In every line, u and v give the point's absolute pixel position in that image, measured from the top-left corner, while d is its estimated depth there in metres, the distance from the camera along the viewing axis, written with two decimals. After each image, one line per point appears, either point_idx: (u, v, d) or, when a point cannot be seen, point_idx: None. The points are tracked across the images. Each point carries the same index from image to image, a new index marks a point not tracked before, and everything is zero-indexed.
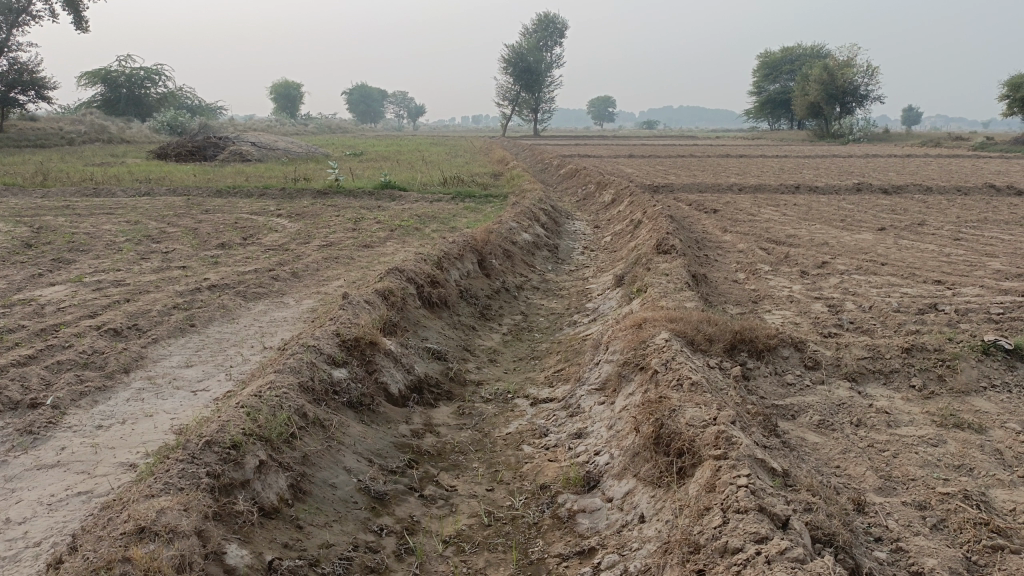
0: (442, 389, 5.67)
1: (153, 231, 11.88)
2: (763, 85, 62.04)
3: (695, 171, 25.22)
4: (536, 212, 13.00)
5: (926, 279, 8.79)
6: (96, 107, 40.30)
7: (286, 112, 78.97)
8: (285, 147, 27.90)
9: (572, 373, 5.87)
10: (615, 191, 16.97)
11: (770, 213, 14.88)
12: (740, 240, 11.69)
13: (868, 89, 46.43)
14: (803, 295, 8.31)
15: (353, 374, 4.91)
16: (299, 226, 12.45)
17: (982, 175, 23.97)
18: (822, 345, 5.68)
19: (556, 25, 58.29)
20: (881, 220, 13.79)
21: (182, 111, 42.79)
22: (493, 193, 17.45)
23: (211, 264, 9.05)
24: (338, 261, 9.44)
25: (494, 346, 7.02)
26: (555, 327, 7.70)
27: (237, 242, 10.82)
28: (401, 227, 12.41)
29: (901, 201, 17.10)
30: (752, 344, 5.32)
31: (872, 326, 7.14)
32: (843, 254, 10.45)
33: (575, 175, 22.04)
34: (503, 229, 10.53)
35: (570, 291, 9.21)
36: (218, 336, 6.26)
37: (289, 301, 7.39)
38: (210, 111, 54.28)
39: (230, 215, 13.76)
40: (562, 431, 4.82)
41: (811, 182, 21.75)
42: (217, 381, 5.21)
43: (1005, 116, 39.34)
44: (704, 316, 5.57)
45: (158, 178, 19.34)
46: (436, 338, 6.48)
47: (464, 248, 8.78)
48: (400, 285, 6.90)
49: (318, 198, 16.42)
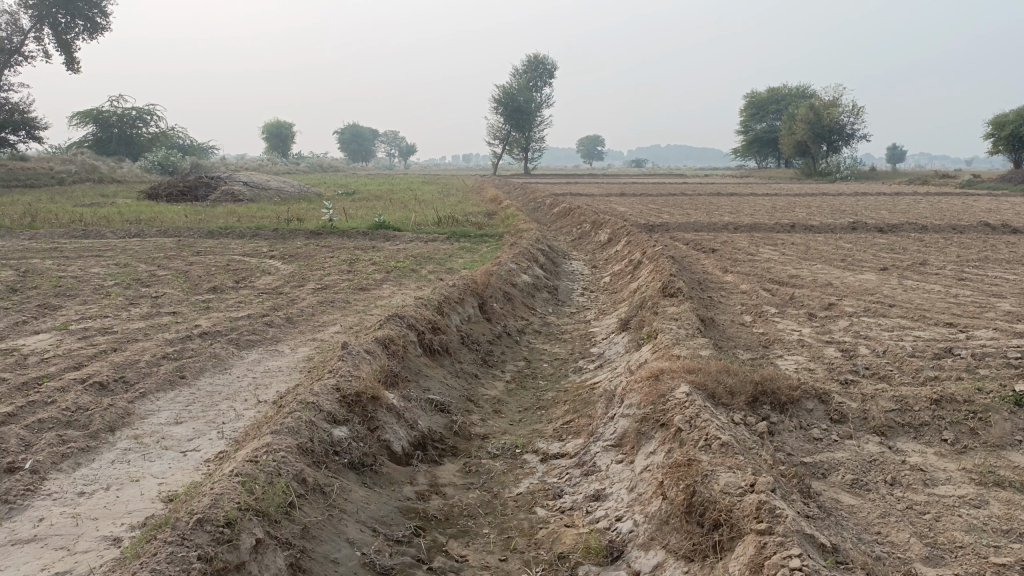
0: (446, 444, 5.36)
1: (143, 274, 11.60)
2: (751, 124, 62.71)
3: (688, 209, 25.20)
4: (534, 253, 12.80)
5: (938, 322, 8.59)
6: (87, 147, 40.21)
7: (277, 152, 79.28)
8: (276, 186, 27.75)
9: (582, 426, 5.57)
10: (611, 230, 16.82)
11: (769, 252, 14.74)
12: (743, 280, 11.49)
13: (854, 127, 46.95)
14: (814, 339, 8.08)
15: (354, 432, 4.61)
16: (292, 268, 12.19)
17: (974, 213, 24.03)
18: (846, 396, 5.43)
19: (546, 66, 58.80)
20: (881, 260, 13.66)
21: (173, 151, 42.73)
22: (488, 233, 17.26)
23: (202, 310, 8.76)
24: (334, 305, 9.17)
25: (498, 396, 6.72)
26: (560, 374, 7.42)
27: (229, 285, 10.54)
28: (397, 268, 12.16)
29: (898, 239, 17.01)
30: (774, 396, 5.06)
31: (889, 372, 6.90)
32: (849, 295, 10.26)
33: (569, 214, 21.93)
34: (502, 271, 10.30)
35: (573, 335, 8.94)
36: (210, 389, 5.96)
37: (284, 349, 7.09)
38: (201, 151, 54.28)
39: (221, 257, 13.50)
40: (578, 492, 4.51)
41: (805, 220, 21.72)
42: (208, 440, 4.89)
43: (990, 154, 39.75)
44: (722, 366, 5.31)
45: (148, 219, 19.10)
46: (438, 389, 6.18)
47: (464, 292, 8.52)
48: (400, 332, 6.61)
49: (310, 239, 16.20)
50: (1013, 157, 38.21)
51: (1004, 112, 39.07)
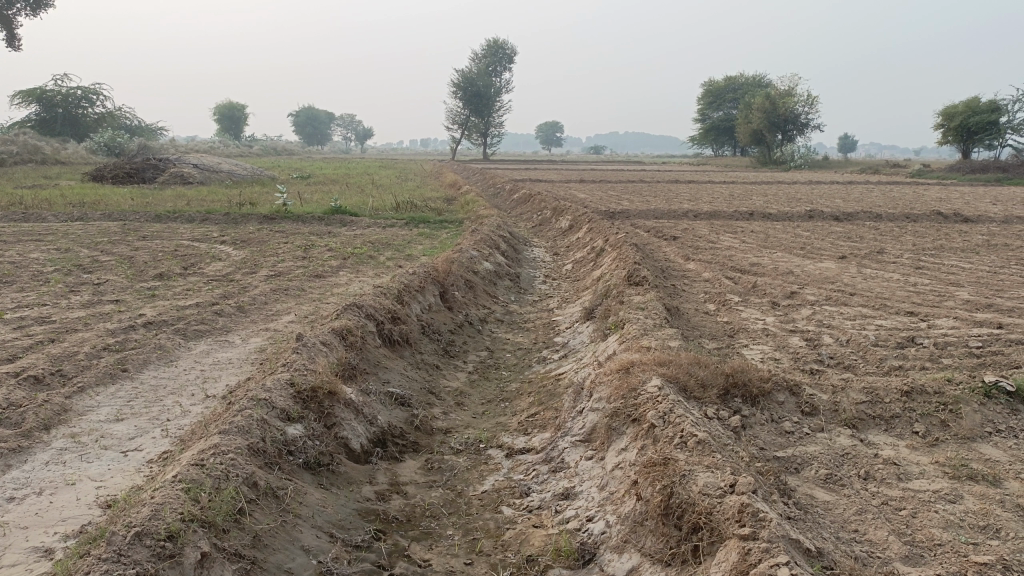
0: (407, 440, 5.12)
1: (85, 260, 11.05)
2: (708, 112, 63.14)
3: (647, 197, 25.18)
4: (495, 240, 12.55)
5: (899, 311, 8.61)
6: (30, 127, 38.58)
7: (230, 134, 77.44)
8: (228, 170, 26.95)
9: (549, 420, 5.38)
10: (572, 217, 16.65)
11: (729, 240, 14.73)
12: (705, 268, 11.43)
13: (808, 117, 47.56)
14: (778, 328, 8.02)
15: (310, 430, 4.35)
16: (245, 254, 11.75)
17: (925, 202, 24.48)
18: (817, 388, 5.33)
19: (505, 51, 58.13)
20: (840, 248, 13.73)
21: (120, 132, 41.28)
22: (447, 219, 16.95)
23: (148, 298, 8.34)
24: (288, 293, 8.82)
25: (460, 388, 6.50)
26: (523, 364, 7.22)
27: (178, 272, 10.09)
28: (354, 255, 11.81)
29: (854, 228, 17.19)
30: (745, 388, 4.93)
31: (855, 362, 6.85)
32: (810, 283, 10.25)
33: (530, 200, 21.69)
34: (463, 258, 10.05)
35: (536, 324, 8.75)
36: (154, 383, 5.61)
37: (235, 340, 6.76)
38: (150, 132, 52.59)
39: (169, 242, 12.96)
40: (546, 490, 4.33)
41: (762, 208, 21.85)
42: (151, 439, 4.58)
43: (939, 145, 40.66)
44: (692, 357, 5.16)
45: (92, 202, 18.32)
46: (398, 381, 5.94)
47: (425, 280, 8.26)
48: (358, 323, 6.34)
49: (264, 224, 15.69)
50: (960, 148, 39.15)
51: (952, 103, 39.91)
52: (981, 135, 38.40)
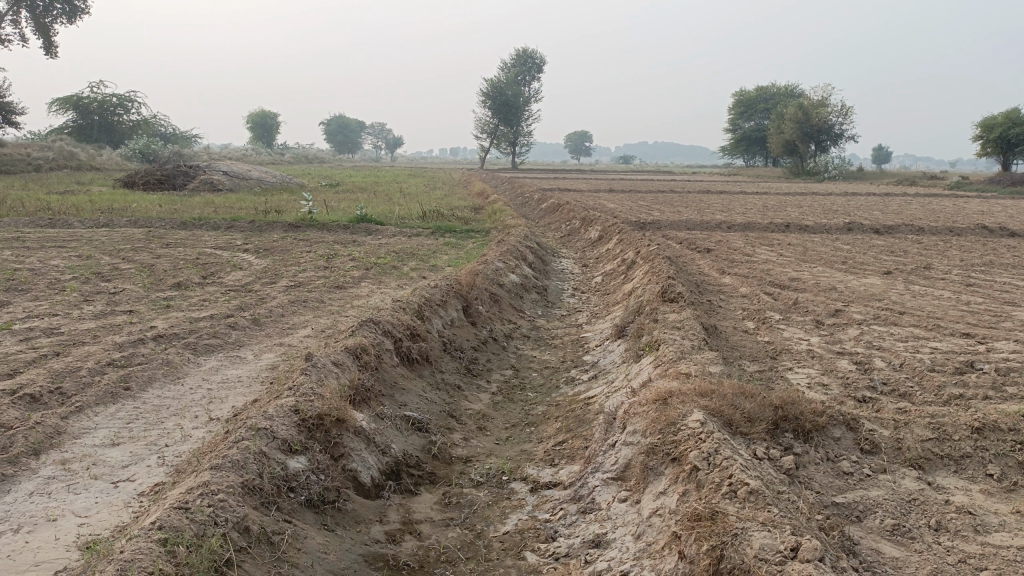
0: (423, 471, 4.71)
1: (104, 267, 10.85)
2: (739, 122, 62.20)
3: (679, 207, 24.63)
4: (522, 251, 12.16)
5: (953, 332, 8.04)
6: (67, 134, 39.07)
7: (262, 141, 78.09)
8: (257, 177, 26.92)
9: (577, 451, 4.94)
10: (601, 227, 16.20)
11: (766, 253, 14.19)
12: (742, 283, 10.91)
13: (843, 127, 46.59)
14: (824, 349, 7.50)
15: (314, 462, 3.95)
16: (266, 263, 11.48)
17: (968, 215, 23.62)
18: (875, 422, 4.82)
19: (534, 61, 58.03)
20: (884, 263, 13.10)
21: (154, 138, 41.67)
22: (474, 228, 16.60)
23: (162, 308, 8.06)
24: (306, 304, 8.50)
25: (483, 410, 6.08)
26: (550, 385, 6.78)
27: (196, 281, 9.81)
28: (377, 265, 11.48)
29: (896, 241, 16.51)
30: (797, 422, 4.43)
31: (910, 389, 6.32)
32: (856, 301, 9.68)
33: (559, 209, 21.26)
34: (489, 270, 9.66)
35: (565, 341, 8.31)
36: (157, 403, 5.27)
37: (246, 356, 6.41)
38: (184, 139, 53.10)
39: (191, 250, 12.75)
40: (574, 535, 3.88)
41: (798, 220, 21.20)
42: (145, 469, 4.22)
43: (979, 156, 39.51)
44: (737, 386, 4.69)
45: (120, 209, 18.26)
46: (415, 404, 5.54)
47: (447, 294, 7.87)
48: (374, 340, 5.96)
49: (288, 232, 15.48)
50: (1001, 160, 38.02)
51: (993, 113, 38.75)
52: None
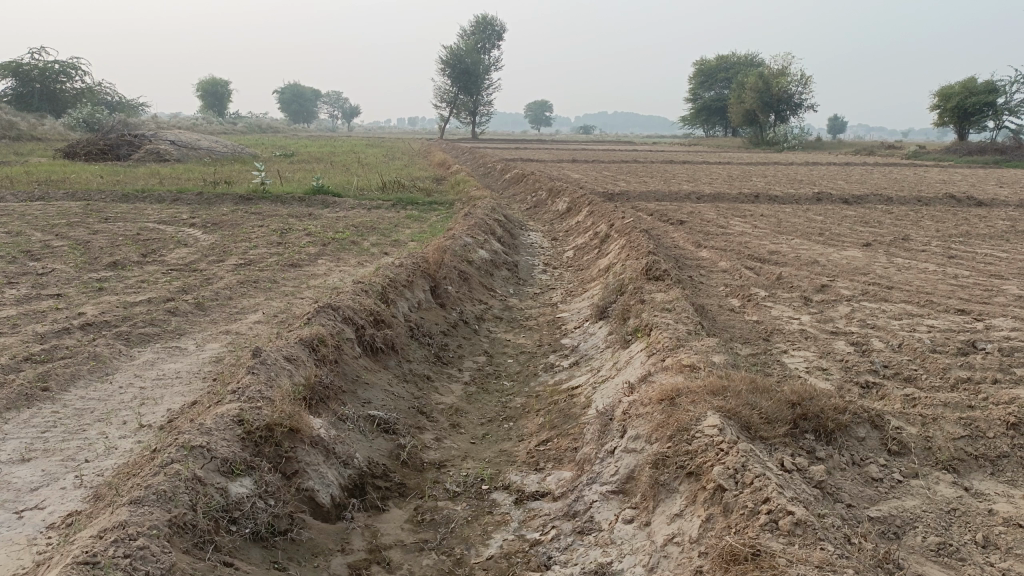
0: (392, 482, 4.10)
1: (34, 245, 9.90)
2: (699, 92, 61.85)
3: (645, 177, 24.10)
4: (490, 224, 11.49)
5: (948, 309, 7.65)
6: (6, 102, 36.94)
7: (214, 110, 75.44)
8: (207, 147, 25.67)
9: (566, 454, 4.37)
10: (570, 199, 15.58)
11: (740, 224, 13.73)
12: (721, 257, 10.42)
13: (802, 97, 46.45)
14: (817, 328, 7.02)
15: (261, 485, 3.30)
16: (214, 239, 10.61)
17: (932, 185, 23.53)
18: (899, 418, 4.34)
19: (494, 28, 56.74)
20: (861, 234, 12.73)
21: (98, 107, 39.66)
22: (437, 200, 15.84)
23: (95, 291, 7.25)
24: (257, 285, 7.76)
25: (455, 404, 5.47)
26: (528, 372, 6.18)
27: (135, 260, 8.96)
28: (336, 240, 10.72)
29: (868, 212, 16.21)
30: (818, 421, 3.91)
31: (915, 372, 5.88)
32: (841, 275, 9.24)
33: (523, 180, 20.56)
34: (457, 246, 9.00)
35: (540, 322, 7.72)
36: (80, 407, 4.54)
37: (187, 346, 5.69)
38: (131, 108, 50.88)
39: (133, 224, 11.82)
40: (572, 563, 3.29)
41: (766, 190, 20.84)
42: (58, 492, 3.52)
43: (936, 126, 39.67)
44: (747, 380, 4.15)
45: (57, 181, 17.05)
46: (381, 404, 4.91)
47: (413, 274, 7.22)
48: (332, 329, 5.28)
49: (239, 205, 14.56)
50: (958, 129, 38.25)
51: (950, 83, 38.81)
52: (979, 116, 37.46)
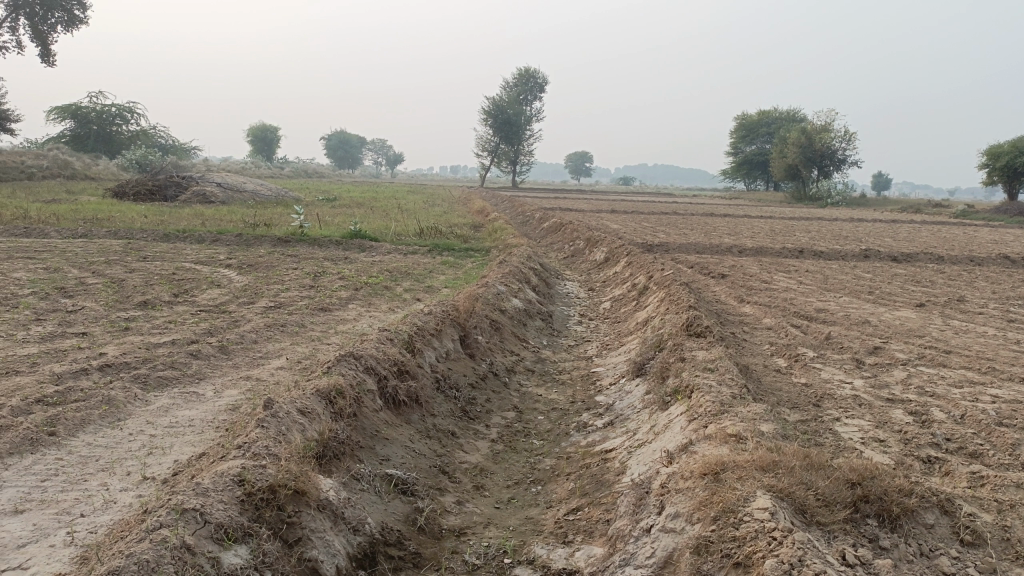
0: (406, 551, 3.76)
1: (69, 282, 9.90)
2: (741, 146, 61.63)
3: (685, 229, 23.77)
4: (525, 273, 11.24)
5: (1013, 377, 7.11)
6: (64, 142, 38.19)
7: (262, 155, 77.34)
8: (252, 190, 26.07)
9: (598, 527, 3.99)
10: (608, 249, 15.30)
11: (784, 280, 13.28)
12: (765, 313, 10.00)
13: (847, 153, 45.89)
14: (871, 394, 6.55)
15: (258, 555, 3.01)
16: (247, 281, 10.53)
17: (985, 244, 22.76)
18: (971, 503, 3.87)
19: (537, 80, 57.49)
20: (912, 293, 12.19)
21: (151, 149, 40.80)
22: (473, 247, 15.69)
23: (120, 331, 7.11)
24: (284, 329, 7.56)
25: (480, 464, 5.12)
26: (559, 431, 5.82)
27: (165, 299, 8.87)
28: (368, 285, 10.56)
29: (918, 271, 15.61)
30: (880, 504, 3.50)
31: (982, 446, 5.38)
32: (895, 337, 8.74)
33: (561, 230, 20.38)
34: (490, 294, 8.75)
35: (574, 377, 7.36)
36: (85, 454, 4.31)
37: (205, 393, 5.46)
38: (183, 151, 52.38)
39: (169, 264, 11.83)
40: None
41: (810, 245, 20.33)
42: (46, 551, 3.26)
43: (986, 185, 38.72)
44: (800, 454, 3.76)
45: (102, 219, 17.33)
46: (400, 462, 4.60)
47: (442, 322, 6.96)
48: (353, 379, 5.01)
49: (276, 247, 14.57)
50: (1008, 188, 37.30)
51: (1000, 142, 37.97)
52: None
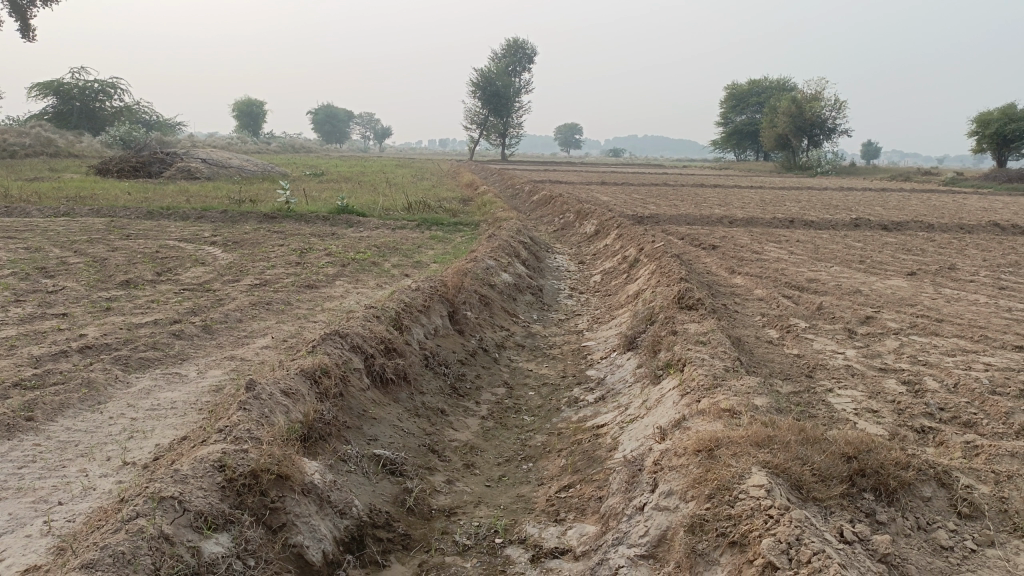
0: (394, 533, 3.68)
1: (51, 261, 9.71)
2: (731, 116, 61.32)
3: (675, 200, 23.64)
4: (515, 246, 11.11)
5: (1005, 345, 7.08)
6: (46, 120, 37.54)
7: (248, 130, 76.42)
8: (238, 165, 25.71)
9: (590, 505, 3.92)
10: (598, 221, 15.17)
11: (775, 250, 13.21)
12: (756, 284, 9.92)
13: (837, 121, 45.70)
14: (863, 364, 6.50)
15: (240, 543, 2.93)
16: (232, 259, 10.36)
17: (974, 212, 22.74)
18: (968, 475, 3.81)
19: (525, 51, 56.84)
20: (903, 262, 12.14)
21: (136, 125, 40.17)
22: (462, 221, 15.52)
23: (101, 312, 6.97)
24: (270, 307, 7.43)
25: (470, 442, 5.05)
26: (550, 407, 5.75)
27: (148, 278, 8.70)
28: (356, 261, 10.42)
29: (908, 239, 15.58)
30: (877, 477, 3.43)
31: (976, 416, 5.34)
32: (887, 306, 8.69)
33: (551, 202, 20.22)
34: (479, 269, 8.63)
35: (565, 351, 7.28)
36: (64, 440, 4.19)
37: (188, 373, 5.34)
38: (168, 127, 51.66)
39: (153, 242, 11.63)
40: None
41: (801, 214, 20.25)
42: (22, 541, 3.16)
43: (975, 152, 38.69)
44: (796, 429, 3.68)
45: (85, 196, 17.05)
46: (388, 442, 4.51)
47: (431, 298, 6.85)
48: (339, 358, 4.91)
49: (263, 223, 14.37)
50: (997, 155, 37.27)
51: (989, 109, 37.86)
52: (1019, 142, 36.45)
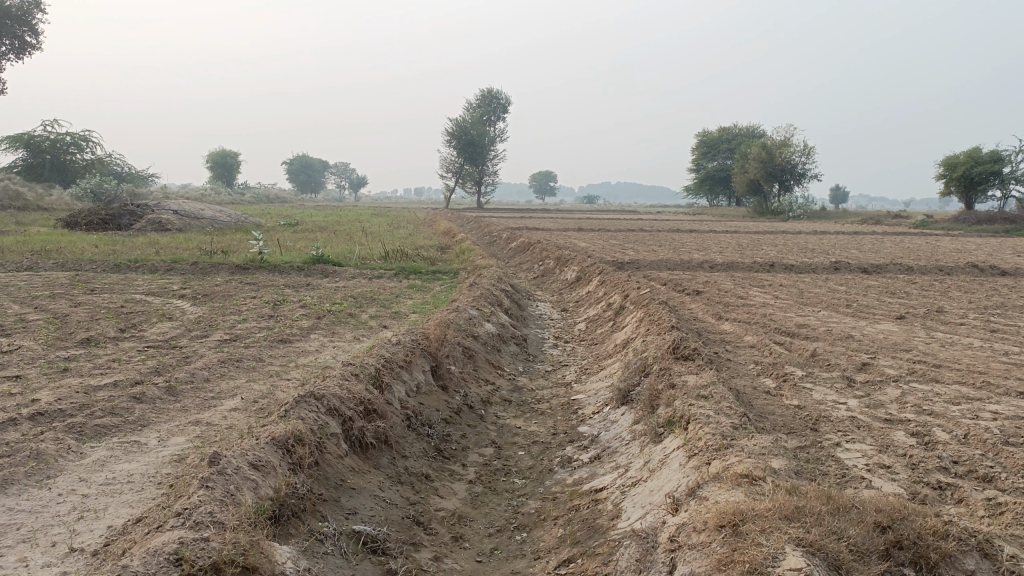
0: None
1: (8, 319, 9.20)
2: (703, 162, 62.18)
3: (654, 246, 23.54)
4: (497, 295, 10.80)
5: (1008, 391, 6.83)
6: (15, 173, 36.88)
7: (222, 180, 76.01)
8: (211, 217, 25.28)
9: None
10: (579, 268, 14.93)
11: (759, 295, 13.04)
12: (745, 331, 9.67)
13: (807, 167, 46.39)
14: (867, 415, 6.19)
15: None
16: (202, 313, 9.92)
17: (949, 253, 22.89)
18: (1008, 542, 3.47)
19: (499, 101, 57.49)
20: (890, 305, 11.99)
21: (108, 177, 39.62)
22: (441, 270, 15.20)
23: (58, 373, 6.50)
24: (241, 364, 7.00)
25: (458, 510, 4.63)
26: (543, 468, 5.35)
27: (111, 335, 8.24)
28: (333, 313, 10.03)
29: (890, 281, 15.51)
30: (916, 550, 3.09)
31: (995, 469, 5.02)
32: (881, 352, 8.45)
33: (530, 249, 20.01)
34: (461, 320, 8.27)
35: (554, 406, 6.90)
36: (3, 522, 3.72)
37: (148, 441, 4.89)
38: (141, 178, 51.14)
39: (119, 296, 11.16)
40: None
41: (781, 258, 20.21)
42: None
43: (942, 196, 39.39)
44: (823, 497, 3.33)
45: (50, 250, 16.50)
46: (368, 517, 4.09)
47: (412, 353, 6.47)
48: (314, 423, 4.50)
49: (235, 275, 13.93)
50: (965, 198, 37.92)
51: (955, 153, 38.63)
52: (985, 185, 37.14)
